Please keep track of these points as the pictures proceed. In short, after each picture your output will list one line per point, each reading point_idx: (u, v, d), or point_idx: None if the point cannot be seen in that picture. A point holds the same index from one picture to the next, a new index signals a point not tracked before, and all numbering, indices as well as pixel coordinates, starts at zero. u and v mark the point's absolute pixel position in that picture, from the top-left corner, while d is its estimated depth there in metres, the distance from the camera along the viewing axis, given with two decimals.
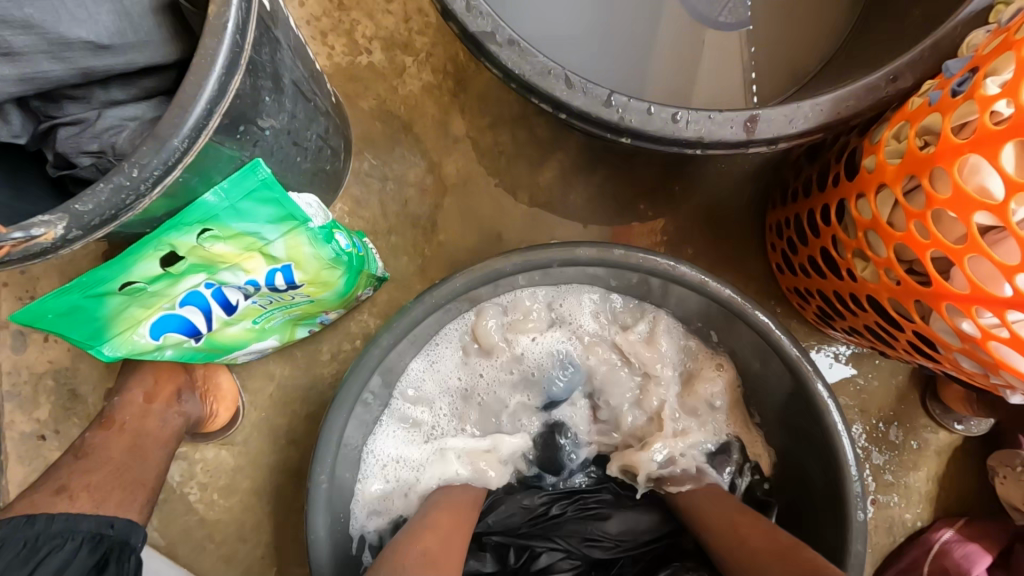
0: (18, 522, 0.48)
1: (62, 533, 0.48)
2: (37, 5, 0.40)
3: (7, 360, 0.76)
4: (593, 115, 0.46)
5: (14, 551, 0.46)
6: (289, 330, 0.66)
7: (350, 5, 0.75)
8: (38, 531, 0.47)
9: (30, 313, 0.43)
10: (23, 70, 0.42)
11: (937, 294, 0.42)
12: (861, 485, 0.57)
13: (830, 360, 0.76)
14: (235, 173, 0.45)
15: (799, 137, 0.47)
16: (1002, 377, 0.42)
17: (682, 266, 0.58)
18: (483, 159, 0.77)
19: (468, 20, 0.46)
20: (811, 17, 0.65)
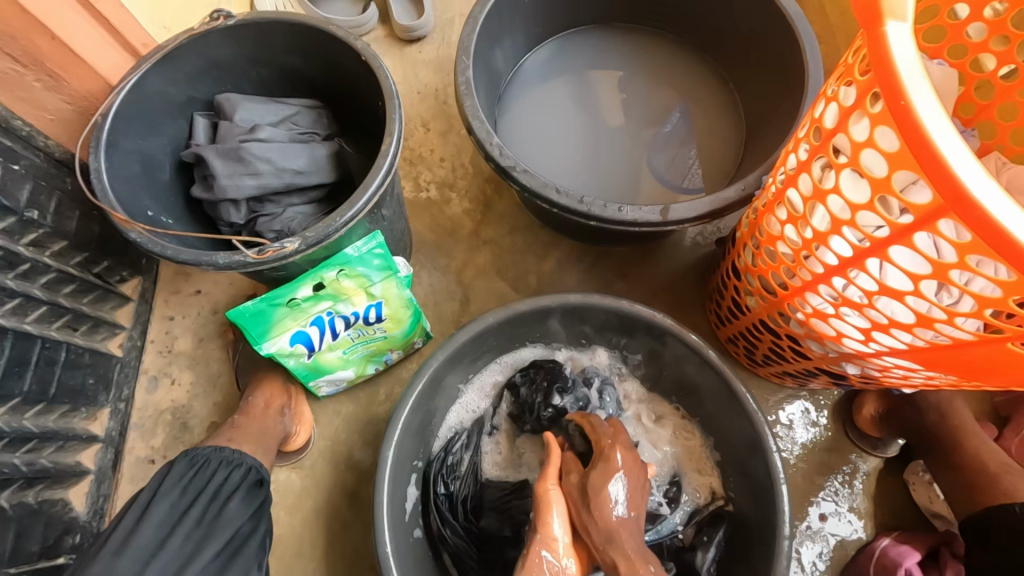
0: (214, 446, 0.71)
1: (240, 458, 0.71)
2: (277, 151, 0.77)
3: (140, 399, 1.00)
4: (572, 208, 0.80)
5: (215, 462, 0.69)
6: (363, 364, 0.92)
7: (417, 163, 1.16)
8: (226, 453, 0.70)
9: (236, 312, 0.71)
10: (260, 182, 0.76)
11: (782, 299, 0.70)
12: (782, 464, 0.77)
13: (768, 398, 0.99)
14: (365, 237, 0.76)
15: (696, 220, 0.79)
16: (831, 348, 0.67)
17: (639, 306, 0.84)
18: (502, 256, 1.10)
19: (501, 160, 0.82)
20: (721, 171, 1.06)
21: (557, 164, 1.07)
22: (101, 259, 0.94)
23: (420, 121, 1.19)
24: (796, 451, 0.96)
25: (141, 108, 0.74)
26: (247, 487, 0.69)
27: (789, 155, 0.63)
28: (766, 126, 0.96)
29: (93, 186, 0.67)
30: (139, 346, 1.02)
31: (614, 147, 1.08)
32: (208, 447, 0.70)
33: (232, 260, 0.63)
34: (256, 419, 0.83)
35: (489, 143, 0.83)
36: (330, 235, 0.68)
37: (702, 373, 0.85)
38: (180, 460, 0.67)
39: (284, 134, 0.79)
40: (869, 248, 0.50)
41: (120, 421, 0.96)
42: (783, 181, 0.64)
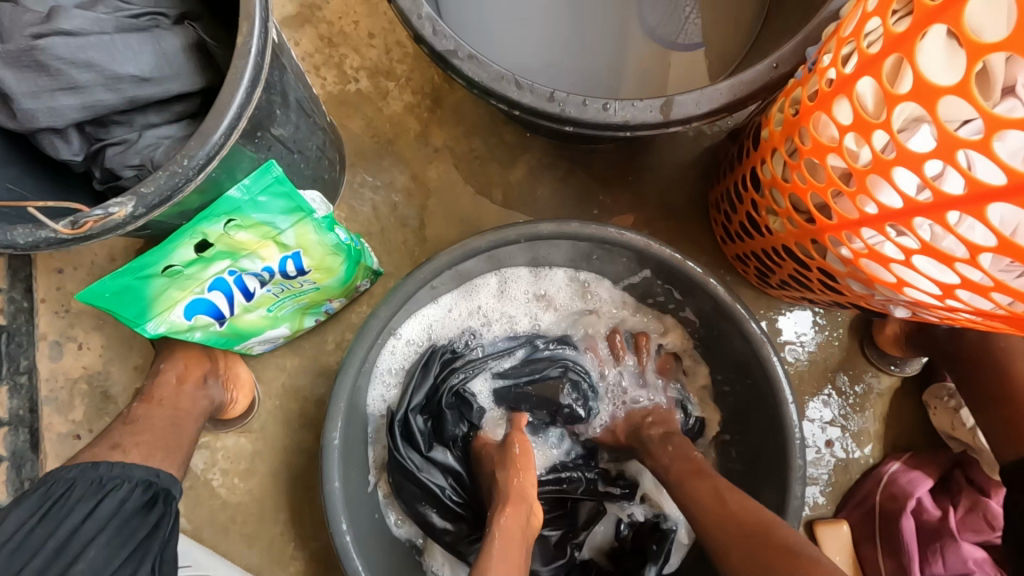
0: (85, 464, 0.56)
1: (121, 475, 0.56)
2: (97, 49, 0.51)
3: (45, 368, 0.85)
4: (539, 109, 0.58)
5: (81, 486, 0.54)
6: (299, 318, 0.76)
7: (339, 43, 0.88)
8: (101, 472, 0.56)
9: (90, 293, 0.53)
10: (84, 100, 0.52)
11: (820, 229, 0.52)
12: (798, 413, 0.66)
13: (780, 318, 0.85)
14: (254, 172, 0.55)
15: (708, 117, 0.58)
16: (880, 291, 0.52)
17: (628, 233, 0.67)
18: (459, 164, 0.88)
19: (436, 41, 0.58)
20: (736, 33, 0.80)
21: (514, 25, 0.79)
22: None
23: None
24: (805, 376, 0.85)
25: None
26: (124, 517, 0.54)
27: (865, 20, 0.41)
28: None
29: None
30: (27, 308, 0.84)
31: (597, 6, 0.80)
32: (77, 465, 0.56)
33: (37, 238, 0.43)
34: (168, 401, 0.68)
35: (415, 16, 0.57)
36: (183, 188, 0.46)
37: (714, 310, 0.71)
38: (33, 490, 0.53)
39: (106, 21, 0.53)
40: None
41: (26, 398, 0.82)
42: (849, 64, 0.43)
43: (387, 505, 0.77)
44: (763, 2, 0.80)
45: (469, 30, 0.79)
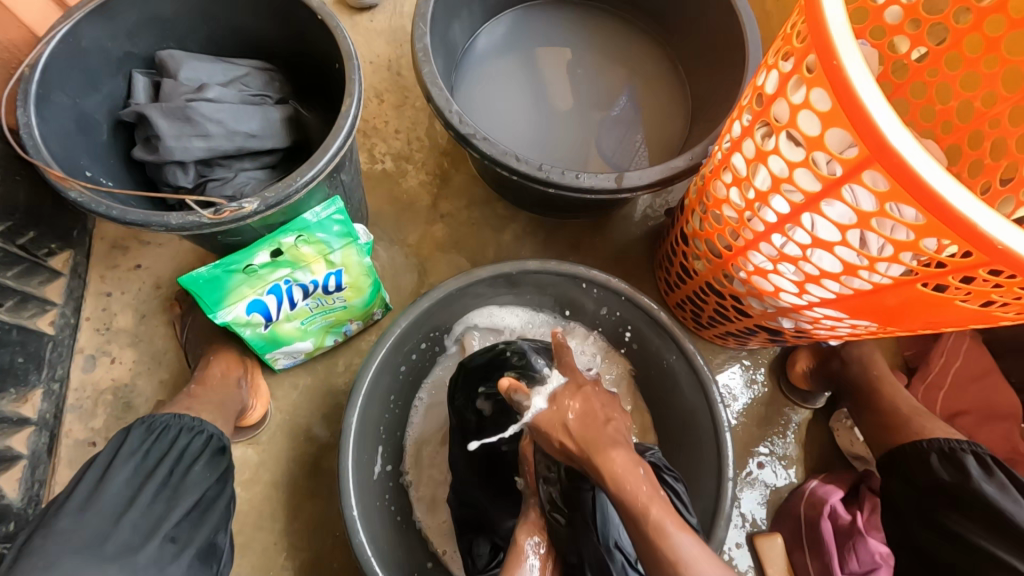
0: (173, 414, 0.72)
1: (200, 425, 0.73)
2: (227, 112, 0.74)
3: (76, 379, 0.94)
4: (532, 175, 0.82)
5: (175, 428, 0.70)
6: (322, 335, 0.91)
7: (371, 135, 1.15)
8: (187, 420, 0.72)
9: (189, 278, 0.68)
10: (209, 144, 0.73)
11: (725, 259, 0.75)
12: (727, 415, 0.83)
13: (713, 358, 1.06)
14: (324, 203, 0.75)
15: (649, 188, 0.83)
16: (769, 302, 0.73)
17: (593, 271, 0.88)
18: (459, 228, 1.11)
19: (461, 127, 0.83)
20: (668, 148, 1.11)
21: (509, 137, 1.09)
22: (27, 229, 0.87)
23: (374, 93, 1.17)
24: (736, 407, 1.04)
25: (74, 61, 0.69)
26: (211, 452, 0.71)
27: (734, 122, 0.68)
28: (709, 104, 1.02)
29: (24, 142, 0.62)
30: (72, 324, 0.96)
31: (567, 128, 1.11)
32: (167, 414, 0.72)
33: (187, 221, 0.61)
34: (215, 388, 0.82)
35: (447, 110, 0.83)
36: (289, 196, 0.66)
37: (659, 341, 0.91)
38: (137, 426, 0.68)
39: (233, 97, 0.76)
40: (804, 203, 0.55)
41: (54, 403, 0.91)
42: (728, 148, 0.69)
43: (383, 502, 0.87)
44: (685, 129, 1.13)
45: None
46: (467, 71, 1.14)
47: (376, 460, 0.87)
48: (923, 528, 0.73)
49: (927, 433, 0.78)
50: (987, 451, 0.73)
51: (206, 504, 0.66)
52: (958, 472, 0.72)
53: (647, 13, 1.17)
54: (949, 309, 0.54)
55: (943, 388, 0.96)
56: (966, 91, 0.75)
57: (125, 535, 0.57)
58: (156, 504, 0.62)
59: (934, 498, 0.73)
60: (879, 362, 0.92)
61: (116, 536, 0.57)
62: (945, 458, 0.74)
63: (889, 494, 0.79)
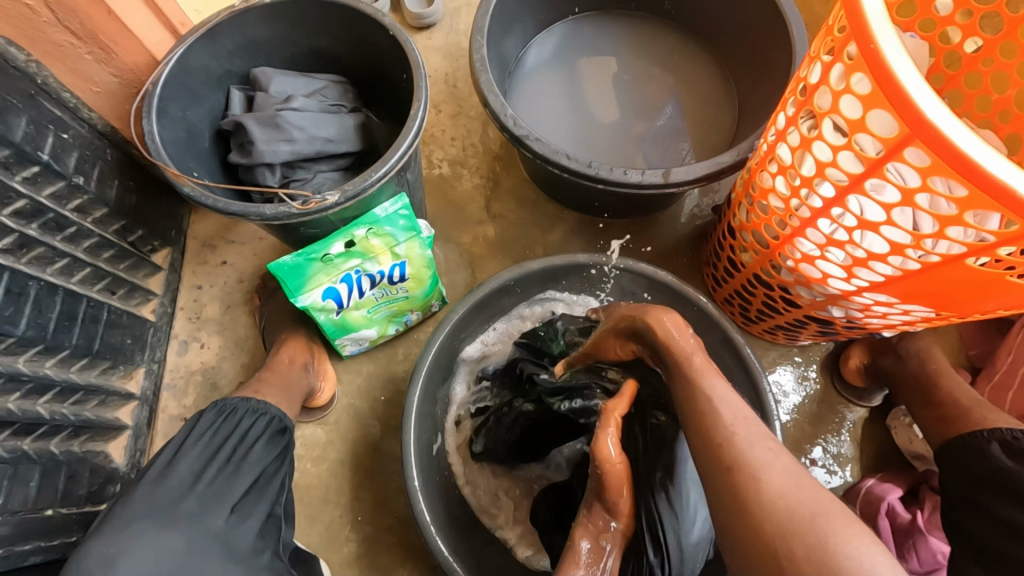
0: (241, 398, 0.80)
1: (264, 408, 0.80)
2: (310, 120, 0.83)
3: (171, 361, 1.06)
4: (581, 172, 0.87)
5: (242, 411, 0.78)
6: (385, 324, 0.99)
7: (429, 143, 1.23)
8: (250, 403, 0.79)
9: (276, 265, 0.77)
10: (294, 148, 0.82)
11: (772, 248, 0.77)
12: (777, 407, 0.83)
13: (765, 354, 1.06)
14: (391, 199, 0.83)
15: (695, 183, 0.86)
16: (816, 289, 0.75)
17: (641, 264, 0.92)
18: (511, 227, 1.17)
19: (515, 129, 0.89)
20: (713, 150, 1.14)
21: (559, 141, 1.15)
22: (136, 228, 1.00)
23: (432, 104, 1.26)
24: (787, 404, 1.03)
25: (186, 78, 0.80)
26: (270, 434, 0.77)
27: (779, 115, 0.71)
28: (756, 103, 1.05)
29: (148, 146, 0.73)
30: (169, 312, 1.08)
31: (613, 134, 1.16)
32: (236, 398, 0.80)
33: (278, 212, 0.70)
34: (282, 372, 0.89)
35: (503, 114, 0.90)
36: (364, 190, 0.74)
37: (710, 334, 0.92)
38: (209, 409, 0.76)
39: (315, 107, 0.86)
40: (848, 186, 0.58)
41: (154, 381, 1.02)
42: (773, 139, 0.71)
43: (441, 478, 0.93)
44: (731, 131, 1.15)
45: None
46: (518, 82, 1.21)
47: (432, 442, 0.93)
48: (986, 523, 0.71)
49: (989, 425, 0.76)
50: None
51: (263, 482, 0.72)
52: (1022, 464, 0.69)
53: (694, 20, 1.20)
54: (1004, 287, 0.54)
55: (1011, 388, 0.91)
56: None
57: (193, 503, 0.64)
58: (220, 478, 0.68)
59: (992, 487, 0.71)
60: (938, 357, 0.90)
61: (184, 505, 0.63)
62: (1008, 447, 0.72)
63: (949, 487, 0.77)
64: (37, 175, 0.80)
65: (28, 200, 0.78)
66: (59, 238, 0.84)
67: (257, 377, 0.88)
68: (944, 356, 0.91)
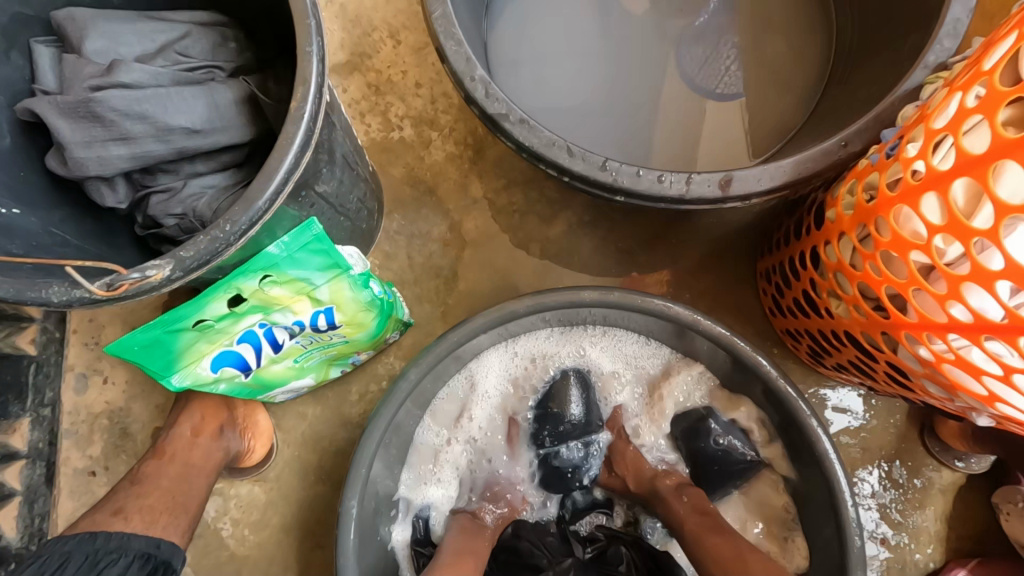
0: (83, 537, 0.57)
1: (120, 547, 0.57)
2: (152, 101, 0.51)
3: (69, 401, 0.83)
4: (591, 177, 0.55)
5: (76, 563, 0.54)
6: (324, 369, 0.74)
7: (386, 91, 0.88)
8: (98, 546, 0.56)
9: (119, 344, 0.51)
10: (133, 150, 0.52)
11: (897, 324, 0.47)
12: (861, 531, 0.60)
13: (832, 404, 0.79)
14: (293, 229, 0.54)
15: (767, 194, 0.55)
16: (962, 399, 0.47)
17: (675, 306, 0.65)
18: (498, 217, 0.86)
19: (487, 104, 0.56)
20: (797, 101, 0.77)
21: (554, 75, 0.79)
22: None
23: (388, 32, 0.89)
24: (859, 464, 0.78)
25: None
26: None
27: (963, 115, 0.38)
28: (871, 36, 0.67)
29: None
30: (58, 339, 0.83)
31: (647, 76, 0.79)
32: (73, 539, 0.56)
33: (71, 297, 0.42)
34: (179, 457, 0.69)
35: (469, 78, 0.56)
36: (219, 254, 0.45)
37: (773, 401, 0.67)
38: (29, 566, 0.53)
39: (164, 75, 0.54)
40: None
41: (46, 430, 0.81)
42: (944, 160, 0.40)
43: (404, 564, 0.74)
44: (818, 75, 0.78)
45: (516, 88, 0.79)
46: None
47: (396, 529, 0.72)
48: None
49: None
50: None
51: None
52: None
53: None
54: None
55: None
56: None
57: None
58: None
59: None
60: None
61: None
62: None
63: None
64: None
65: None
66: None
67: (144, 467, 0.68)
68: None
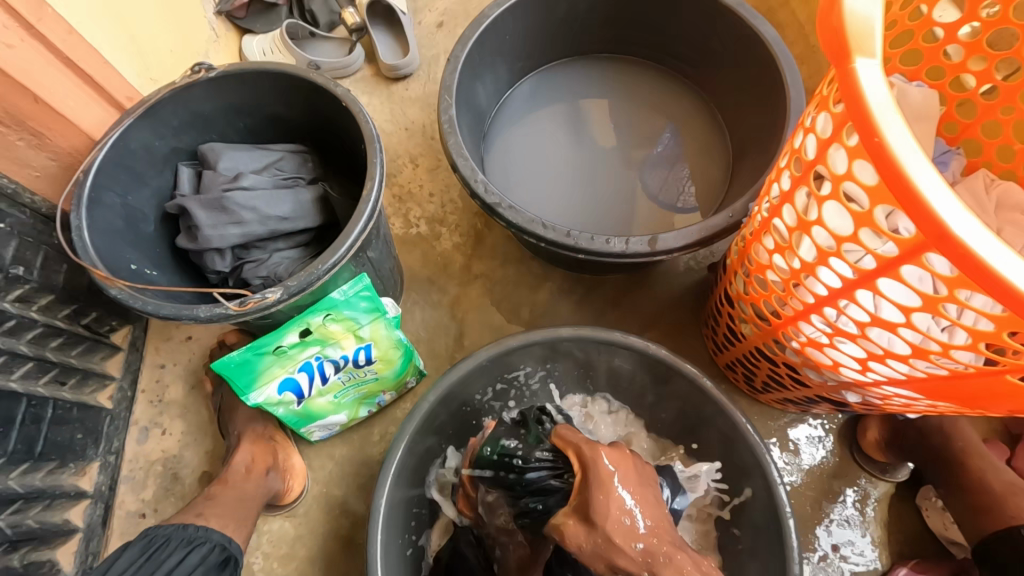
0: (177, 525, 0.73)
1: (204, 535, 0.73)
2: (261, 199, 0.77)
3: (130, 450, 0.98)
4: (559, 242, 0.79)
5: (174, 541, 0.70)
6: (356, 407, 0.91)
7: (407, 199, 1.16)
8: (190, 532, 0.73)
9: (221, 363, 0.69)
10: (244, 231, 0.76)
11: (775, 325, 0.68)
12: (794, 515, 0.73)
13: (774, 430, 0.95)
14: (350, 280, 0.75)
15: (684, 249, 0.78)
16: (829, 376, 0.65)
17: (632, 338, 0.83)
18: (494, 289, 1.09)
19: (487, 196, 0.82)
20: (715, 200, 1.06)
21: (546, 191, 1.08)
22: (89, 310, 0.93)
23: (409, 158, 1.19)
24: (804, 480, 0.92)
25: (123, 162, 0.74)
26: (209, 566, 0.70)
27: (773, 183, 0.63)
28: (752, 150, 0.96)
29: (74, 244, 0.66)
30: (129, 397, 1.00)
31: (619, 174, 1.09)
32: (171, 526, 0.72)
33: (213, 313, 0.62)
34: (233, 482, 0.83)
35: (474, 180, 0.83)
36: (313, 283, 0.66)
37: (719, 421, 0.82)
38: (139, 539, 0.69)
39: (267, 183, 0.79)
40: (859, 279, 0.49)
41: (110, 475, 0.94)
42: (768, 211, 0.63)
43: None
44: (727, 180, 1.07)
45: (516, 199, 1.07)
46: (504, 133, 1.13)
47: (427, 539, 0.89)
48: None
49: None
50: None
51: None
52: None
53: (680, 60, 1.12)
54: None
55: None
56: None
57: None
58: None
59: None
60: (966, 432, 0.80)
61: None
62: None
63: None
64: None
65: None
66: None
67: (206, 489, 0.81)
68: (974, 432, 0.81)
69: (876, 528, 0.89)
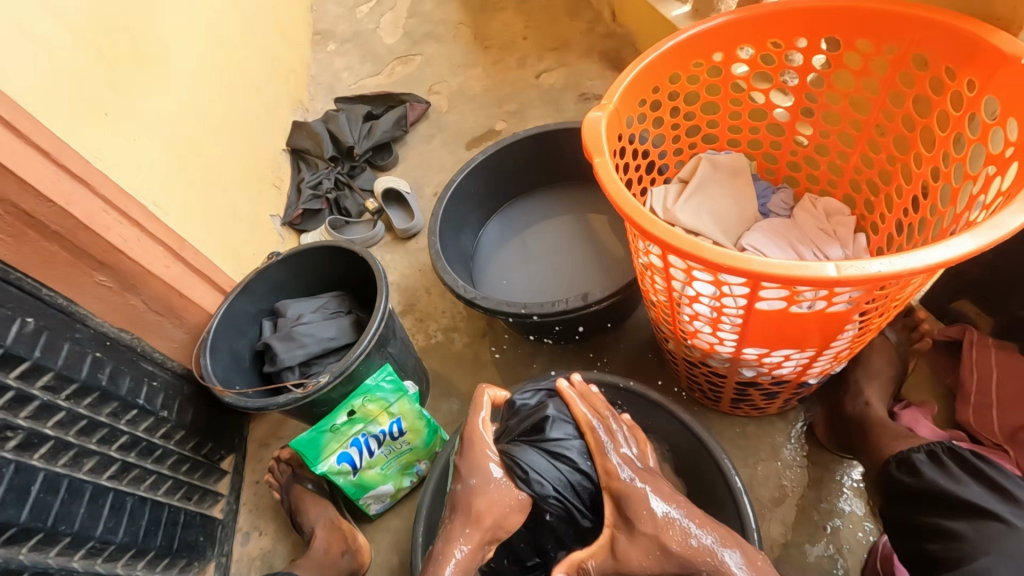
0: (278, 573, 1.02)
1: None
2: (314, 327, 1.13)
3: (237, 552, 1.24)
4: (519, 313, 1.11)
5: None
6: (400, 477, 1.15)
7: (426, 319, 1.51)
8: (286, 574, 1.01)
9: (297, 441, 1.00)
10: (305, 350, 1.11)
11: (672, 331, 0.91)
12: (744, 497, 0.91)
13: (757, 439, 1.09)
14: (378, 371, 1.07)
15: (607, 296, 1.08)
16: (717, 357, 0.87)
17: (600, 376, 1.07)
18: (500, 371, 1.37)
19: (465, 293, 1.16)
20: None
21: (545, 295, 1.41)
22: (207, 441, 1.26)
23: (424, 288, 1.57)
24: (784, 474, 1.05)
25: (230, 322, 1.13)
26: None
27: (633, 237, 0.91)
28: None
29: (203, 374, 1.04)
30: (235, 508, 1.29)
31: (605, 271, 1.40)
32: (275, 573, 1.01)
33: (289, 398, 0.98)
34: (312, 555, 1.08)
35: (457, 286, 1.17)
36: (348, 367, 1.01)
37: (682, 433, 1.02)
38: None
39: (318, 317, 1.16)
40: (668, 276, 0.75)
41: (223, 572, 1.20)
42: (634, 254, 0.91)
43: None
44: None
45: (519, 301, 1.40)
46: (495, 256, 1.51)
47: None
48: (921, 541, 0.76)
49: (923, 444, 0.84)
50: (943, 448, 0.80)
51: None
52: (990, 482, 0.74)
53: None
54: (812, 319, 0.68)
55: (993, 405, 0.94)
56: (826, 156, 0.95)
57: None
58: None
59: (937, 512, 0.76)
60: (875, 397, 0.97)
61: None
62: (902, 464, 0.83)
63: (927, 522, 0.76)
64: (134, 415, 1.09)
65: (128, 435, 1.07)
66: (150, 459, 1.11)
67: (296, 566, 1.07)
68: (881, 396, 0.97)
69: (855, 506, 1.00)
